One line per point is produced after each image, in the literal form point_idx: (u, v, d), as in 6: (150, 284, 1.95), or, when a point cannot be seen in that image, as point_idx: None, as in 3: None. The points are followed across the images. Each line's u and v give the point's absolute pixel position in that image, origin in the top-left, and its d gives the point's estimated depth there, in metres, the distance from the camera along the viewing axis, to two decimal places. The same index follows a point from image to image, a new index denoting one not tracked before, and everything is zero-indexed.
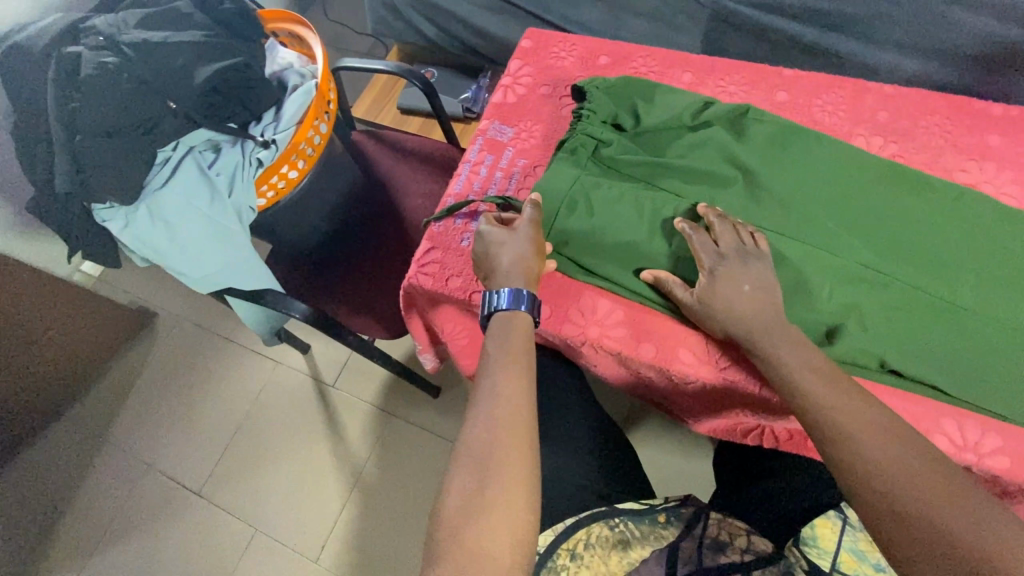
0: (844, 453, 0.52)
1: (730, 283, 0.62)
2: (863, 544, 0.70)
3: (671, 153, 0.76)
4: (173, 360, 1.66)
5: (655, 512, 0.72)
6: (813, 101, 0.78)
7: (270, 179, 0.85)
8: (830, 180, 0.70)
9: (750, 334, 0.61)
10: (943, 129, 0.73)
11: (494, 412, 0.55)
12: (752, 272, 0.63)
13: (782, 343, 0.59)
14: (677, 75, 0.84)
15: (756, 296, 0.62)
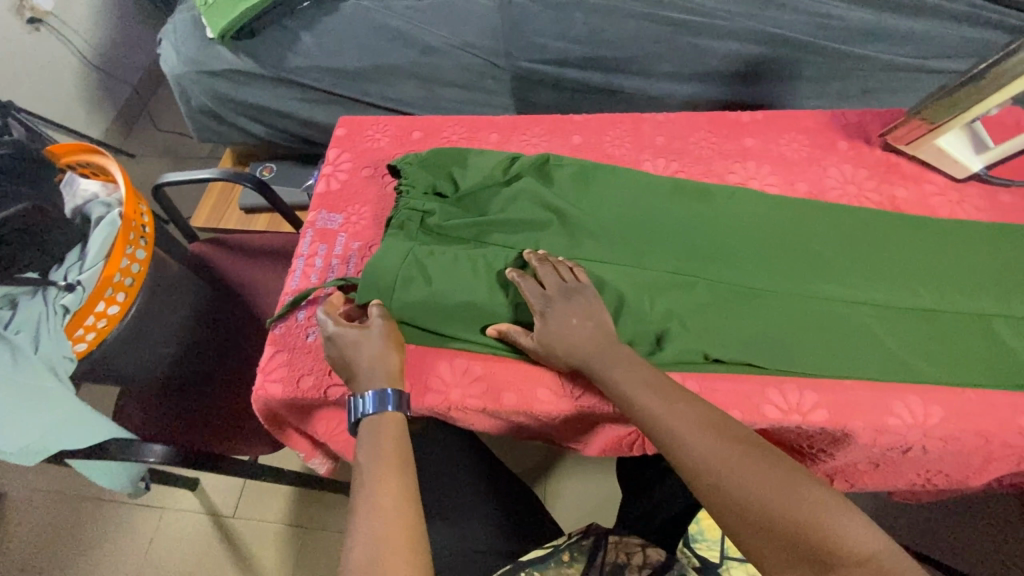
0: (719, 483, 0.53)
1: (563, 322, 0.66)
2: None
3: (492, 209, 0.81)
4: (30, 543, 1.41)
5: (558, 553, 0.72)
6: (603, 138, 0.89)
7: (84, 323, 0.80)
8: (627, 207, 0.79)
9: (591, 359, 0.64)
10: (708, 143, 0.87)
11: (374, 540, 0.52)
12: (578, 306, 0.67)
13: (620, 362, 0.63)
14: (486, 136, 0.91)
15: (589, 328, 0.66)
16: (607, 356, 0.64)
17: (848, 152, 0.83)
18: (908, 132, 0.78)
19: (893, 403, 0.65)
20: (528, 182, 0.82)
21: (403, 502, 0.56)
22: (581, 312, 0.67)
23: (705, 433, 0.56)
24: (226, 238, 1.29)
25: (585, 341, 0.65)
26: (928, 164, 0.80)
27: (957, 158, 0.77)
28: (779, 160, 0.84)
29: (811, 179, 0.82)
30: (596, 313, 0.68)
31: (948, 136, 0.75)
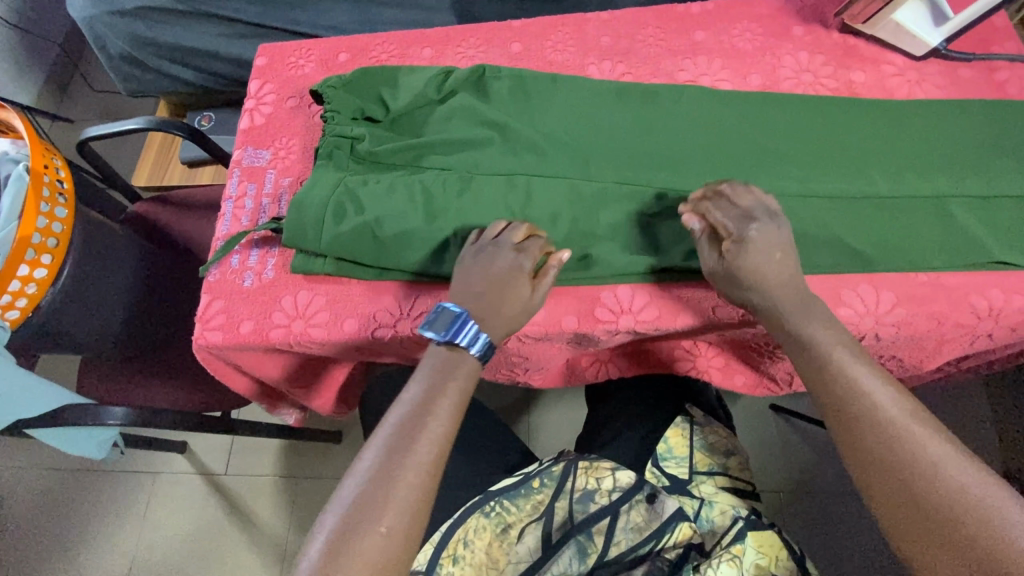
0: (892, 451, 0.53)
1: (764, 246, 0.61)
2: (710, 438, 0.81)
3: (428, 130, 0.76)
4: (29, 518, 1.43)
5: (530, 479, 0.73)
6: (544, 43, 0.82)
7: (9, 289, 0.77)
8: (569, 118, 0.75)
9: (785, 304, 0.61)
10: (657, 39, 0.80)
11: (410, 445, 0.57)
12: (778, 236, 0.62)
13: (819, 313, 0.61)
14: (419, 51, 0.84)
15: (790, 245, 0.62)
16: (808, 298, 0.61)
17: (803, 37, 0.77)
18: (863, 7, 0.73)
19: (844, 293, 0.64)
20: (463, 99, 0.76)
21: (450, 429, 0.60)
22: (772, 252, 0.61)
23: (904, 419, 0.55)
24: (170, 194, 1.22)
25: (773, 281, 0.61)
26: (883, 41, 0.75)
27: (915, 33, 0.72)
28: (731, 52, 0.78)
29: (764, 70, 0.76)
30: (790, 251, 0.62)
31: (902, 7, 0.70)
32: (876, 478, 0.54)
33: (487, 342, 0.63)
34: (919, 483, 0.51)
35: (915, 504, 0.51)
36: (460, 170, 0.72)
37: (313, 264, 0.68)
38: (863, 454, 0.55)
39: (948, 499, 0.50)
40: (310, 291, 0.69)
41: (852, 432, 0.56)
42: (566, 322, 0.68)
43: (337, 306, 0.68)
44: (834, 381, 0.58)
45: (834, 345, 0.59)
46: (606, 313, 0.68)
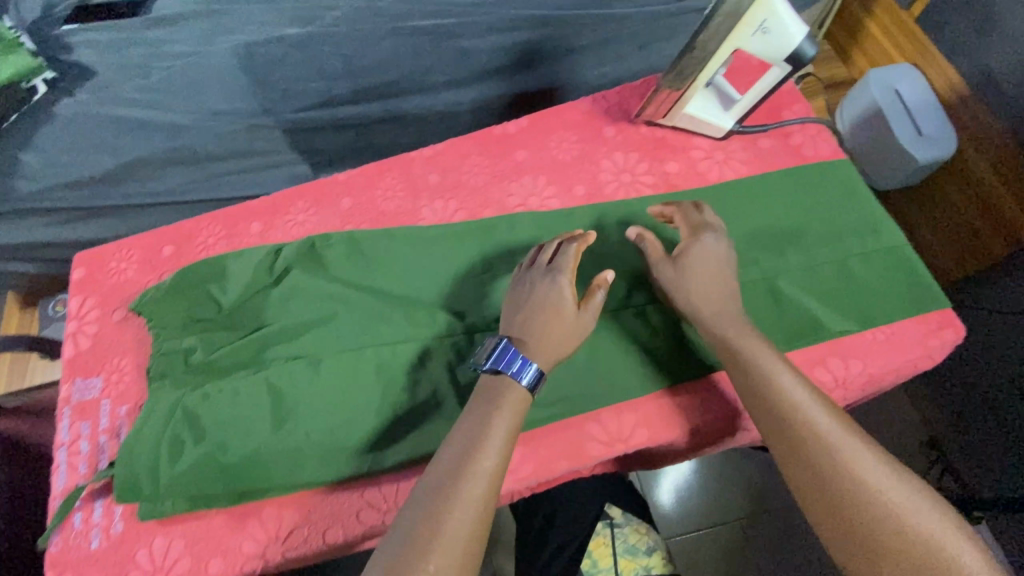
0: (841, 473, 0.50)
1: (703, 255, 0.64)
2: (631, 539, 0.84)
3: (268, 318, 0.71)
4: None
5: None
6: (373, 192, 0.81)
7: None
8: (408, 273, 0.72)
9: (716, 330, 0.61)
10: (482, 166, 0.81)
11: (429, 557, 0.46)
12: (717, 248, 0.65)
13: (747, 333, 0.60)
14: (247, 227, 0.80)
15: (722, 277, 0.64)
16: (739, 321, 0.61)
17: (616, 138, 0.80)
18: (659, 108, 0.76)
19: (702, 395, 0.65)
20: (297, 277, 0.73)
21: (487, 513, 0.50)
22: (710, 259, 0.64)
23: (844, 435, 0.52)
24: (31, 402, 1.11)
25: (707, 301, 0.62)
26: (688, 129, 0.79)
27: (710, 122, 0.76)
28: (553, 166, 0.80)
29: (587, 179, 0.78)
30: (724, 269, 0.64)
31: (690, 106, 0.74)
32: (835, 520, 0.49)
33: (538, 371, 0.58)
34: (878, 524, 0.48)
35: (879, 549, 0.47)
36: (305, 356, 0.68)
37: (159, 510, 0.62)
38: (818, 496, 0.51)
39: (912, 545, 0.46)
40: (164, 540, 0.62)
41: (807, 469, 0.52)
42: None
43: (199, 548, 0.62)
44: (787, 415, 0.54)
45: (784, 377, 0.56)
46: None
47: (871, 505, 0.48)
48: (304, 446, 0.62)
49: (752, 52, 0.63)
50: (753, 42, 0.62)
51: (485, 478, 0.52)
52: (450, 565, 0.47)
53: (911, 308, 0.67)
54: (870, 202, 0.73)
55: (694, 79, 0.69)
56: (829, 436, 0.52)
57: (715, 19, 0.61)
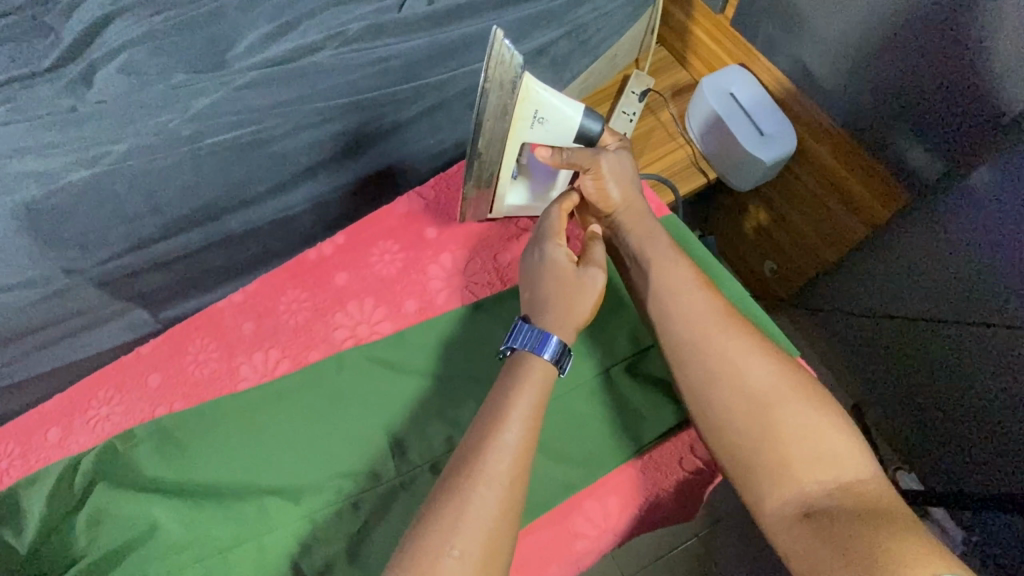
0: (783, 399, 0.55)
1: (622, 172, 0.67)
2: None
3: (76, 552, 0.61)
4: None
5: None
6: (183, 360, 0.71)
7: None
8: (229, 453, 0.63)
9: (652, 247, 0.65)
10: (301, 302, 0.72)
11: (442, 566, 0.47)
12: (626, 169, 0.66)
13: (682, 262, 0.64)
14: (42, 436, 0.69)
15: (643, 180, 0.68)
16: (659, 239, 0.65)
17: (439, 238, 0.74)
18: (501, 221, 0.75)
19: (574, 514, 0.59)
20: (100, 494, 0.62)
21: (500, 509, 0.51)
22: (631, 173, 0.67)
23: (784, 368, 0.57)
24: None
25: (633, 200, 0.67)
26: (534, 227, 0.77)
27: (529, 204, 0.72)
28: (377, 284, 0.72)
29: (416, 292, 0.71)
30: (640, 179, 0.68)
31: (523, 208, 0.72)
32: (739, 438, 0.55)
33: (559, 341, 0.58)
34: (779, 438, 0.53)
35: (778, 460, 0.53)
36: None
37: None
38: (725, 418, 0.56)
39: (809, 451, 0.53)
40: None
41: (709, 398, 0.57)
42: None
43: None
44: (697, 351, 0.58)
45: (693, 315, 0.60)
46: None
47: (812, 428, 0.53)
48: None
49: (539, 141, 0.65)
50: (534, 131, 0.64)
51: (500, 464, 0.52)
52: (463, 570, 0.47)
53: None
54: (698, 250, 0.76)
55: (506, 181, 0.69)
56: (770, 370, 0.56)
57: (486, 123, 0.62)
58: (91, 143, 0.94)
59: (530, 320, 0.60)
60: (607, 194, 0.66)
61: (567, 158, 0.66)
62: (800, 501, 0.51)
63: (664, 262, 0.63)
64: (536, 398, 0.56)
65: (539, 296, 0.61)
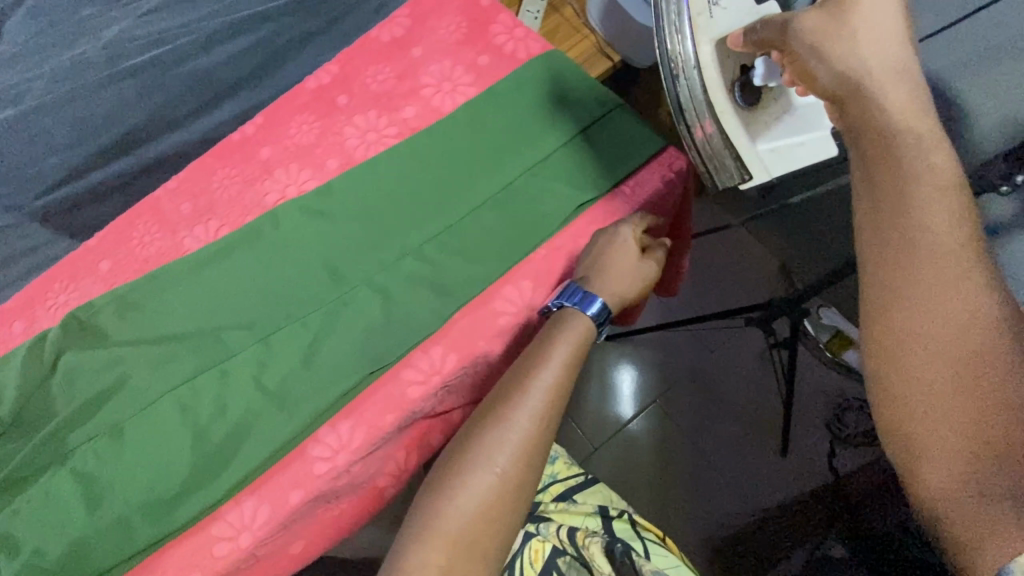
0: (964, 341, 0.36)
1: (859, 14, 0.48)
2: None
3: (57, 406, 0.67)
4: None
5: None
6: (129, 243, 0.77)
7: None
8: (184, 304, 0.70)
9: (859, 116, 0.46)
10: (232, 177, 0.79)
11: (461, 503, 0.53)
12: (858, 18, 0.48)
13: (910, 132, 0.43)
14: (9, 330, 0.75)
15: (876, 34, 0.47)
16: (897, 104, 0.45)
17: (350, 104, 0.80)
18: (724, 175, 0.70)
19: (496, 297, 0.68)
20: (72, 355, 0.69)
21: (523, 464, 0.56)
22: (867, 18, 0.48)
23: (996, 316, 0.37)
24: None
25: (863, 47, 0.47)
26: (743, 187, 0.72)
27: (789, 142, 0.66)
28: (299, 152, 0.79)
29: (336, 152, 0.78)
30: (885, 30, 0.47)
31: (748, 142, 0.66)
32: (931, 385, 0.36)
33: (603, 304, 0.64)
34: (995, 404, 0.34)
35: (973, 432, 0.34)
36: (106, 429, 0.65)
37: None
38: (921, 353, 0.37)
39: (988, 423, 0.34)
40: None
41: (901, 318, 0.39)
42: (293, 497, 0.62)
43: None
44: (892, 248, 0.40)
45: (907, 210, 0.40)
46: (322, 459, 0.63)
47: (989, 391, 0.35)
48: (129, 513, 0.61)
49: (727, 30, 0.64)
50: (711, 25, 0.63)
51: (528, 419, 0.57)
52: (470, 514, 0.53)
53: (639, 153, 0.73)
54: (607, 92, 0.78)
55: (706, 103, 0.65)
56: (975, 309, 0.37)
57: (673, 46, 0.65)
58: (10, 85, 0.98)
59: (582, 283, 0.66)
60: (812, 66, 0.50)
61: (755, 40, 0.58)
62: (958, 487, 0.34)
63: (903, 153, 0.42)
64: (576, 350, 0.61)
65: (597, 270, 0.66)
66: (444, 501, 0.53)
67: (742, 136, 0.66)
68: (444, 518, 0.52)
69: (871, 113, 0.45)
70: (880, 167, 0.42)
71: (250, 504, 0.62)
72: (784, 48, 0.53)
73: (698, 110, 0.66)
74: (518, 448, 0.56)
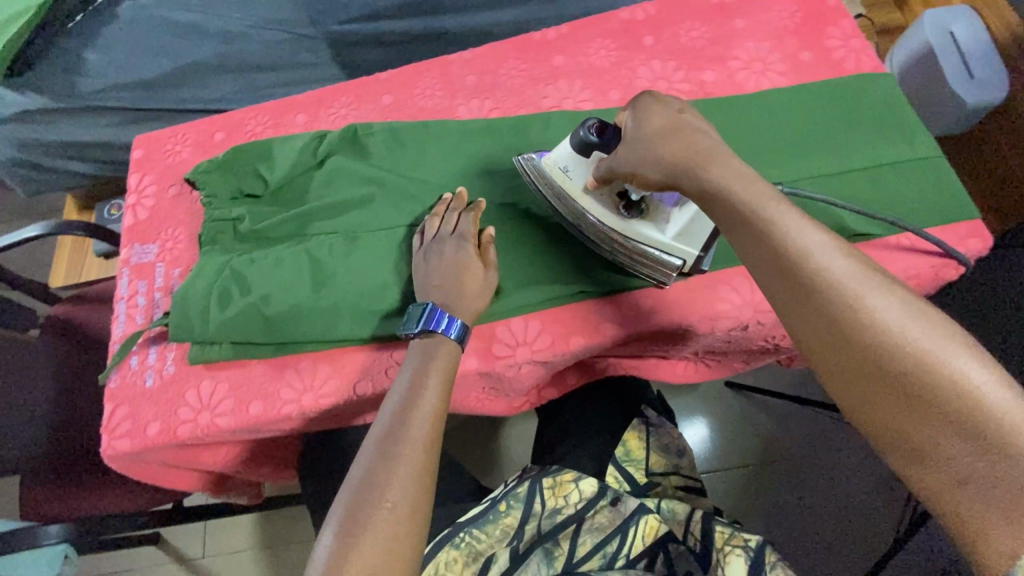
0: (879, 347, 0.43)
1: (647, 146, 0.57)
2: (665, 439, 0.82)
3: (310, 197, 0.76)
4: None
5: (497, 503, 0.76)
6: (413, 91, 0.83)
7: None
8: (444, 163, 0.76)
9: (719, 206, 0.53)
10: (520, 70, 0.82)
11: (400, 479, 0.54)
12: (650, 145, 0.57)
13: (761, 189, 0.52)
14: (292, 118, 0.85)
15: (678, 154, 0.55)
16: (738, 176, 0.53)
17: (654, 47, 0.81)
18: (657, 271, 0.66)
19: (722, 286, 0.68)
20: (342, 160, 0.77)
21: (421, 480, 0.55)
22: (667, 137, 0.56)
23: (888, 317, 0.44)
24: (74, 304, 1.15)
25: (671, 163, 0.55)
26: (703, 260, 0.66)
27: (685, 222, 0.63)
28: (590, 71, 0.81)
29: (623, 85, 0.79)
30: (682, 146, 0.55)
31: (653, 235, 0.64)
32: (881, 401, 0.43)
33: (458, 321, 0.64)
34: (934, 412, 0.40)
35: (907, 430, 0.41)
36: (344, 233, 0.73)
37: (210, 353, 0.68)
38: (849, 377, 0.45)
39: (948, 418, 0.40)
40: (211, 381, 0.69)
41: (838, 374, 0.45)
42: (467, 363, 0.68)
43: (242, 389, 0.68)
44: (803, 303, 0.47)
45: (796, 261, 0.48)
46: (504, 348, 0.69)
47: (932, 391, 0.41)
48: (339, 307, 0.69)
49: (585, 177, 0.64)
50: (575, 184, 0.65)
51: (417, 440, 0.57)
52: (403, 484, 0.53)
53: (935, 217, 0.68)
54: (928, 139, 0.72)
55: (596, 224, 0.66)
56: (877, 318, 0.44)
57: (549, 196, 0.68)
58: None
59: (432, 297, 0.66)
60: (646, 175, 0.57)
61: (602, 175, 0.61)
62: (959, 504, 0.38)
63: (775, 231, 0.49)
64: (442, 383, 0.61)
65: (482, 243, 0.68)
66: (373, 480, 0.53)
67: (642, 232, 0.64)
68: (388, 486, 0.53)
69: (723, 205, 0.53)
70: (747, 236, 0.51)
71: None
72: (626, 175, 0.59)
73: (602, 232, 0.66)
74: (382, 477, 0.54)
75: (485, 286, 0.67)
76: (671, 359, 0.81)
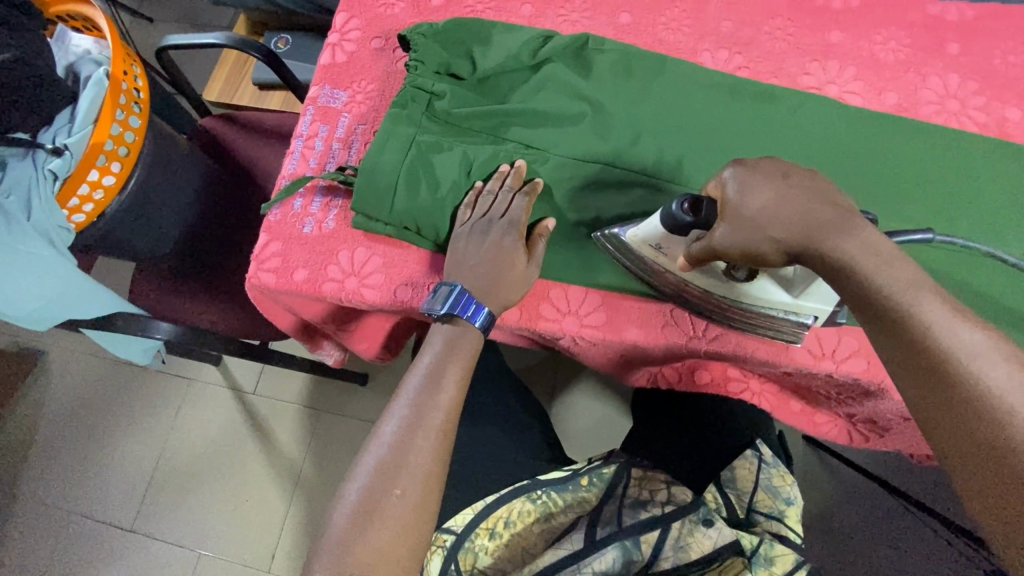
0: (989, 438, 0.38)
1: (759, 213, 0.48)
2: (776, 480, 0.74)
3: (514, 99, 0.70)
4: (66, 409, 1.48)
5: (579, 476, 0.70)
6: (657, 19, 0.74)
7: (86, 181, 0.79)
8: (673, 109, 0.67)
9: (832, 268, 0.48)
10: (787, 33, 0.71)
11: (410, 472, 0.55)
12: (765, 208, 0.48)
13: (881, 249, 0.46)
14: (517, 7, 0.77)
15: (784, 211, 0.48)
16: (852, 235, 0.47)
17: (956, 60, 0.67)
18: (785, 329, 0.59)
19: None
20: (564, 70, 0.70)
21: (430, 475, 0.55)
22: (782, 198, 0.49)
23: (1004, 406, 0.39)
24: (224, 122, 1.16)
25: (783, 226, 0.48)
26: (839, 314, 0.57)
27: (807, 293, 0.54)
28: (869, 62, 0.69)
29: (903, 91, 0.67)
30: (794, 207, 0.48)
31: (781, 302, 0.55)
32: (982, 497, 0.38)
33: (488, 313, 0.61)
34: None
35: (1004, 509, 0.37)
36: (544, 149, 0.66)
37: (377, 225, 0.66)
38: (942, 440, 0.41)
39: None
40: (368, 252, 0.66)
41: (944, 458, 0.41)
42: (629, 331, 0.63)
43: (395, 271, 0.66)
44: (913, 378, 0.43)
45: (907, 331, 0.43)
46: (672, 331, 0.63)
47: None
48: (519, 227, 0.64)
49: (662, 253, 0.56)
50: (670, 259, 0.56)
51: (430, 429, 0.57)
52: (415, 480, 0.54)
53: None
54: None
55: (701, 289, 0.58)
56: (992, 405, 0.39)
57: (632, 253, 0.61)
58: None
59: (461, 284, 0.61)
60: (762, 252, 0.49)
61: (702, 255, 0.52)
62: None
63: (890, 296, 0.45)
64: (459, 371, 0.60)
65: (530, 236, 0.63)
66: (387, 469, 0.54)
67: (768, 301, 0.56)
68: (399, 477, 0.54)
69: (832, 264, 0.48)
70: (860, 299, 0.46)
71: (597, 302, 0.64)
72: (746, 257, 0.50)
73: (712, 297, 0.59)
74: (393, 468, 0.54)
75: (524, 283, 0.62)
76: (819, 403, 0.73)
